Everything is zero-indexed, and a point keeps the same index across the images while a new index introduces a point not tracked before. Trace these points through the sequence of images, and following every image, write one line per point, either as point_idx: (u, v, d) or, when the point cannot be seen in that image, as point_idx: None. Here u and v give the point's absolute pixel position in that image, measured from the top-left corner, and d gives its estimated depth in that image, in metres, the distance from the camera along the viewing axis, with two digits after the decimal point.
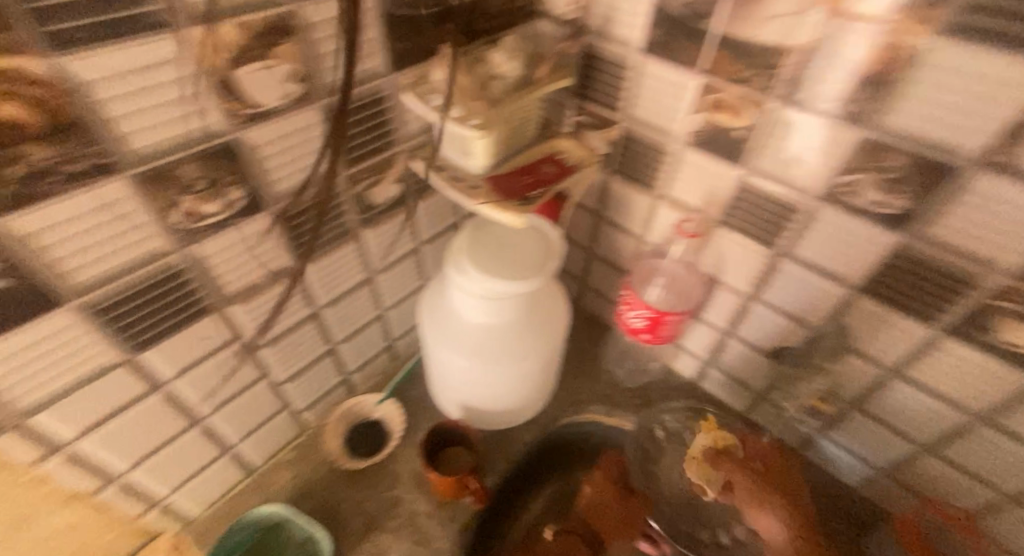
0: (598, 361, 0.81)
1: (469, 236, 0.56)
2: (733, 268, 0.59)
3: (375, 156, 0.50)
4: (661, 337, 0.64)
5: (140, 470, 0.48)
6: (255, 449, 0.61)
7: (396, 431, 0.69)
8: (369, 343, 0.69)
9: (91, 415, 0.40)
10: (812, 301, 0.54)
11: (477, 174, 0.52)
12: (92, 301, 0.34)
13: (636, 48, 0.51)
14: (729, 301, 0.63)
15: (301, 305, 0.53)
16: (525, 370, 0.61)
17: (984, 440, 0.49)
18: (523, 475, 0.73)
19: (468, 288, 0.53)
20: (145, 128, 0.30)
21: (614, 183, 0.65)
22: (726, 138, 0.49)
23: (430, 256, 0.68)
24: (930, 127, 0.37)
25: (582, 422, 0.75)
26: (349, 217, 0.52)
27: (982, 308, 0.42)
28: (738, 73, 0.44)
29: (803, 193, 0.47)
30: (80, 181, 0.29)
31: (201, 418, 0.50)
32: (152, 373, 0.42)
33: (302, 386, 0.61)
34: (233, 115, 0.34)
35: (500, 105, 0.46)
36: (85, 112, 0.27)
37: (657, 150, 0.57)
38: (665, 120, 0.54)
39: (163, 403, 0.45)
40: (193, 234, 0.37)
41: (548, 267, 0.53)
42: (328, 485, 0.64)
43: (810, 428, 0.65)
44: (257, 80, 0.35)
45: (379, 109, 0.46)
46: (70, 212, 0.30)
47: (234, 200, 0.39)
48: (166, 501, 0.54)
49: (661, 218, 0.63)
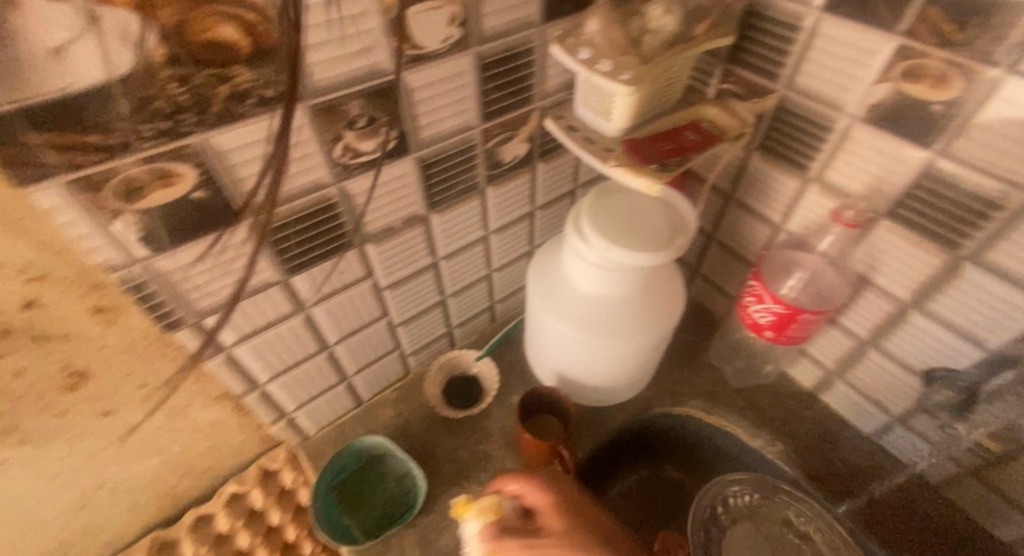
0: (703, 353, 0.76)
1: (595, 202, 0.54)
2: (892, 269, 0.51)
3: (511, 111, 0.49)
4: (790, 337, 0.58)
5: (276, 383, 0.53)
6: (365, 383, 0.66)
7: (491, 390, 0.70)
8: (474, 301, 0.70)
9: (247, 324, 0.44)
10: (998, 319, 0.45)
11: (612, 138, 0.49)
12: (263, 220, 0.37)
13: (815, 5, 0.44)
14: (878, 307, 0.55)
15: (424, 254, 0.55)
16: (632, 349, 0.58)
17: None
18: (611, 457, 0.71)
19: (588, 255, 0.52)
20: (324, 61, 0.32)
21: (755, 162, 0.59)
22: (917, 114, 0.42)
23: (545, 221, 0.67)
24: None
25: (678, 414, 0.71)
26: (478, 172, 0.52)
27: None
28: (950, 36, 0.37)
29: (1014, 187, 0.39)
30: (269, 106, 0.31)
31: (329, 344, 0.55)
32: (298, 296, 0.46)
33: (412, 332, 0.64)
34: (397, 55, 0.35)
35: (652, 60, 0.43)
36: (282, 39, 0.29)
37: (818, 126, 0.50)
38: (836, 90, 0.47)
39: (302, 327, 0.49)
40: (348, 169, 0.39)
41: (677, 243, 0.50)
42: (426, 427, 0.68)
43: (959, 466, 0.56)
44: (423, 21, 0.35)
45: (523, 62, 0.46)
46: (258, 135, 0.32)
47: (387, 141, 0.40)
48: (291, 415, 0.60)
49: (807, 204, 0.56)
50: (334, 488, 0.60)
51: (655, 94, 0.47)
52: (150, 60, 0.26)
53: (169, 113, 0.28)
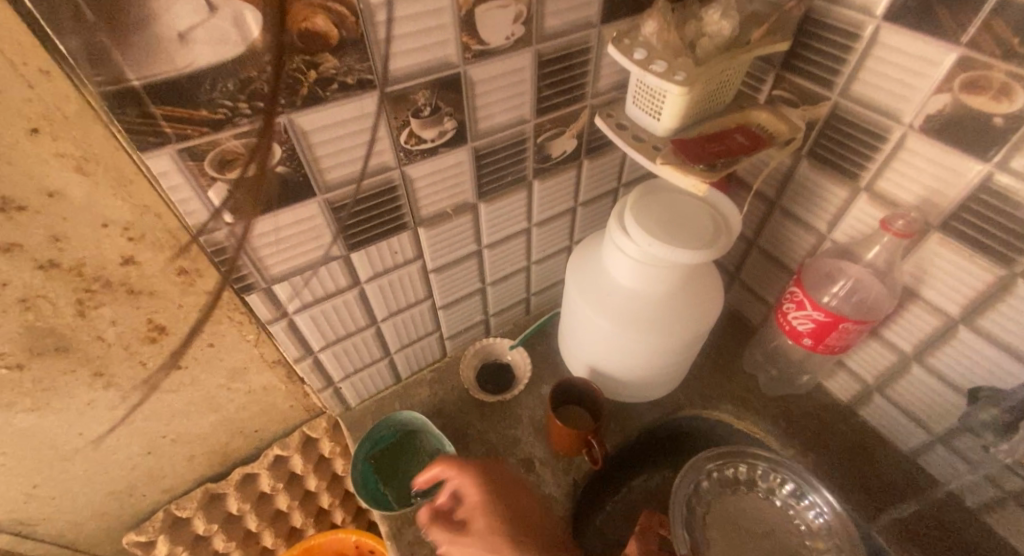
0: (736, 359, 0.75)
1: (639, 199, 0.55)
2: (941, 283, 0.50)
3: (563, 108, 0.51)
4: (829, 346, 0.57)
5: (327, 352, 0.57)
6: (404, 362, 0.69)
7: (524, 378, 0.72)
8: (512, 291, 0.72)
9: (307, 294, 0.48)
10: None
11: (662, 136, 0.51)
12: (333, 198, 0.41)
13: (875, 13, 0.45)
14: (925, 321, 0.54)
15: (470, 241, 0.57)
16: (666, 347, 0.59)
17: None
18: (636, 453, 0.72)
19: (629, 249, 0.53)
20: (401, 53, 0.35)
21: (803, 169, 0.59)
22: (976, 126, 0.42)
23: (586, 217, 0.69)
24: None
25: (708, 416, 0.72)
26: (527, 165, 0.54)
27: None
28: (1017, 48, 0.37)
29: None
30: (349, 93, 0.35)
31: (377, 320, 0.58)
32: (354, 271, 0.49)
33: (452, 316, 0.67)
34: (465, 50, 0.38)
35: (706, 63, 0.44)
36: (366, 32, 0.32)
37: (871, 135, 0.50)
38: (893, 100, 0.47)
39: (354, 302, 0.53)
40: (412, 154, 0.42)
41: (719, 243, 0.51)
42: (458, 409, 0.70)
43: (1000, 489, 0.55)
44: (491, 20, 0.38)
45: (579, 62, 0.48)
46: (338, 118, 0.36)
47: (447, 131, 0.43)
48: (336, 386, 0.64)
49: (855, 214, 0.56)
50: (371, 457, 0.64)
51: (707, 96, 0.48)
52: (255, 46, 0.29)
53: (264, 94, 0.32)
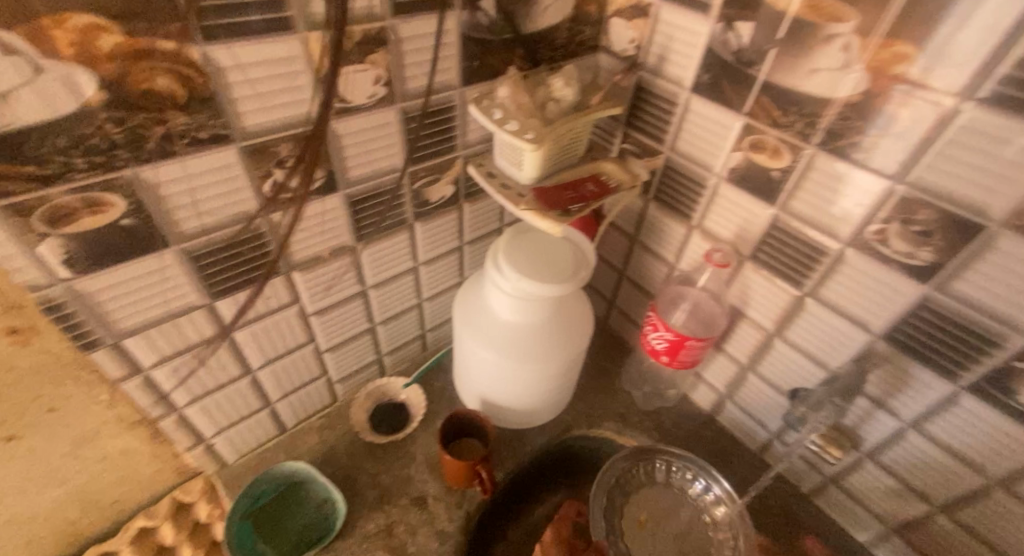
0: (616, 380, 0.82)
1: (511, 240, 0.60)
2: (759, 302, 0.60)
3: (435, 157, 0.55)
4: (681, 362, 0.65)
5: (195, 407, 0.54)
6: (289, 410, 0.66)
7: (418, 416, 0.72)
8: (402, 330, 0.72)
9: (168, 346, 0.46)
10: (835, 344, 0.55)
11: (525, 184, 0.56)
12: (191, 247, 0.41)
13: (685, 86, 0.55)
14: (752, 335, 0.64)
15: (353, 282, 0.58)
16: (546, 373, 0.63)
17: (1000, 505, 0.48)
18: (531, 480, 0.74)
19: (504, 285, 0.57)
20: (259, 111, 0.37)
21: (651, 210, 0.68)
22: (762, 177, 0.52)
23: (472, 256, 0.72)
24: (963, 187, 0.39)
25: (595, 436, 0.76)
26: (406, 209, 0.57)
27: (1003, 368, 0.43)
28: (779, 118, 0.48)
29: (833, 237, 0.49)
30: (201, 147, 0.36)
31: (253, 368, 0.56)
32: (222, 319, 0.48)
33: (339, 359, 0.67)
34: (326, 107, 0.41)
35: (552, 124, 0.50)
36: (216, 92, 0.34)
37: (694, 182, 0.60)
38: (704, 155, 0.57)
39: (225, 350, 0.51)
40: (276, 203, 0.44)
41: (580, 276, 0.57)
42: (350, 454, 0.68)
43: (822, 474, 0.64)
44: (351, 81, 0.41)
45: (445, 117, 0.52)
46: (190, 170, 0.36)
47: (314, 179, 0.45)
48: (209, 442, 0.60)
49: (693, 247, 0.65)
50: (250, 515, 0.60)
51: (559, 150, 0.55)
52: (90, 104, 0.30)
53: (103, 149, 0.32)
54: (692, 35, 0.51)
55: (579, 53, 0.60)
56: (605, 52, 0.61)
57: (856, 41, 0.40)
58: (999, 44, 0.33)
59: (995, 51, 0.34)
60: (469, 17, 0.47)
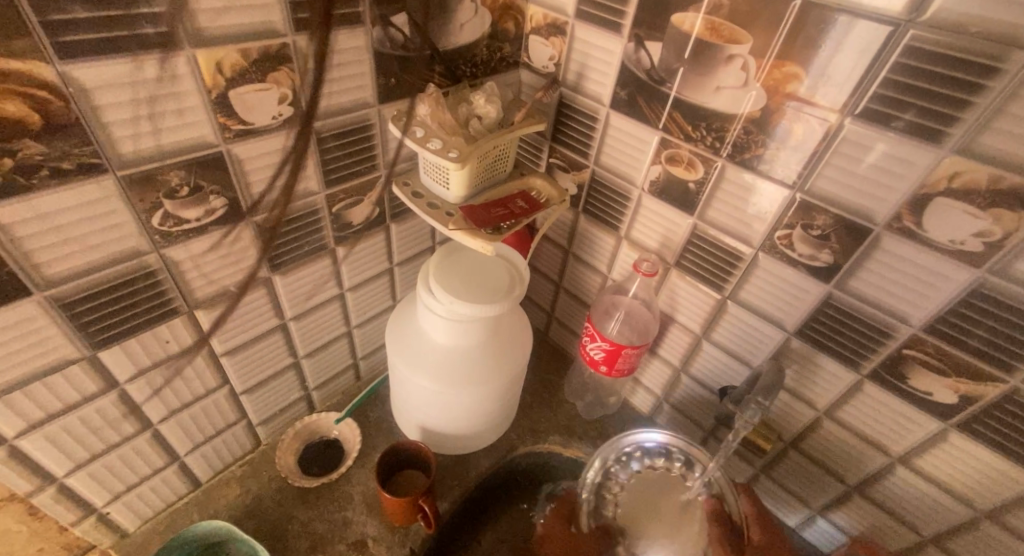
0: (558, 392, 0.80)
1: (442, 261, 0.58)
2: (686, 307, 0.63)
3: (355, 178, 0.52)
4: (619, 371, 0.66)
5: (79, 475, 0.47)
6: (202, 462, 0.60)
7: (352, 452, 0.67)
8: (332, 361, 0.68)
9: (35, 411, 0.40)
10: (754, 342, 0.58)
11: (453, 203, 0.54)
12: (61, 294, 0.37)
13: (603, 102, 0.56)
14: (682, 339, 0.66)
15: (269, 316, 0.54)
16: (488, 395, 0.61)
17: (905, 481, 0.53)
18: (476, 505, 0.70)
19: (437, 308, 0.55)
20: (138, 137, 0.34)
21: (581, 222, 0.69)
22: (680, 189, 0.54)
23: (404, 278, 0.68)
24: (851, 194, 0.43)
25: (541, 451, 0.74)
26: (326, 234, 0.53)
27: (898, 356, 0.47)
28: (691, 133, 0.50)
29: (747, 243, 0.52)
30: (66, 179, 0.32)
31: (154, 423, 0.50)
32: (108, 373, 0.43)
33: (260, 399, 0.61)
34: (224, 129, 0.38)
35: (476, 141, 0.49)
36: (81, 117, 0.31)
37: (618, 194, 0.61)
38: (626, 168, 0.59)
39: (114, 404, 0.45)
40: (170, 237, 0.40)
41: (514, 293, 0.56)
42: (276, 503, 0.62)
43: (754, 467, 0.67)
44: (250, 100, 0.38)
45: (363, 136, 0.50)
46: (53, 208, 0.33)
47: (215, 210, 0.41)
48: (103, 510, 0.53)
49: (622, 257, 0.66)
50: None
51: (485, 167, 0.54)
52: None
53: None
54: (606, 53, 0.52)
55: (500, 70, 0.60)
56: (525, 69, 0.61)
57: (753, 62, 0.42)
58: (870, 68, 0.37)
59: (868, 74, 0.37)
60: (381, 33, 0.45)
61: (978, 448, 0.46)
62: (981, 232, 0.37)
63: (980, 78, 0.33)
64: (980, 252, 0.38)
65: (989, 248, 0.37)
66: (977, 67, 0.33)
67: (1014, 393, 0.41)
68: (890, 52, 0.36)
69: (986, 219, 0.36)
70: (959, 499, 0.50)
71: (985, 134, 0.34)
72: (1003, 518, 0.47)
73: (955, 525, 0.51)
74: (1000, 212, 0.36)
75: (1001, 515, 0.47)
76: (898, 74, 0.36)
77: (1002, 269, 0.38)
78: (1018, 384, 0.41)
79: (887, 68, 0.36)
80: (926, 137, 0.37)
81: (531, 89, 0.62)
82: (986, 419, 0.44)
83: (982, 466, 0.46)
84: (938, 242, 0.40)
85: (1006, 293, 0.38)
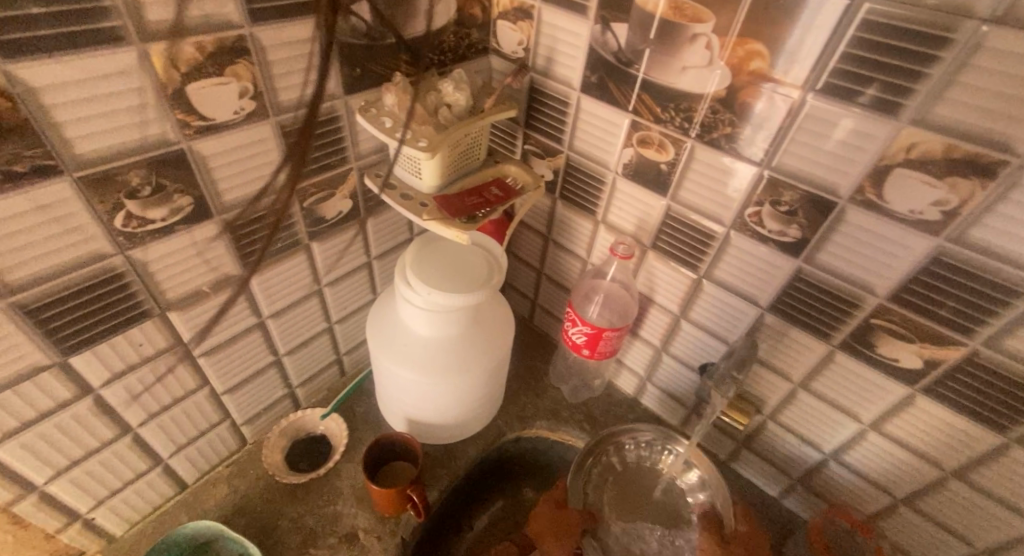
0: (544, 377, 0.81)
1: (419, 253, 0.58)
2: (664, 288, 0.63)
3: (327, 172, 0.52)
4: (601, 353, 0.66)
5: (59, 482, 0.47)
6: (186, 464, 0.60)
7: (340, 446, 0.67)
8: (315, 357, 0.67)
9: (6, 421, 0.40)
10: (730, 319, 0.59)
11: (427, 193, 0.54)
12: (25, 300, 0.36)
13: (574, 86, 0.56)
14: (661, 319, 0.67)
15: (246, 314, 0.54)
16: (472, 384, 0.61)
17: (877, 446, 0.54)
18: (466, 492, 0.71)
19: (416, 300, 0.55)
20: (92, 136, 0.33)
21: (558, 208, 0.69)
22: (653, 170, 0.55)
23: (383, 271, 0.68)
24: (816, 169, 0.43)
25: (529, 437, 0.75)
26: (298, 229, 0.53)
27: (865, 326, 0.48)
28: (660, 114, 0.50)
29: (719, 221, 0.53)
30: (19, 182, 0.32)
31: (133, 427, 0.50)
32: (82, 378, 0.43)
33: (243, 398, 0.60)
34: (184, 126, 0.38)
35: (446, 129, 0.49)
36: (31, 118, 0.30)
37: (593, 178, 0.62)
38: (599, 152, 0.59)
39: (90, 410, 0.45)
40: (136, 238, 0.40)
41: (492, 281, 0.56)
42: (265, 501, 0.62)
43: (736, 441, 0.69)
44: (209, 95, 0.38)
45: (331, 129, 0.49)
46: (6, 212, 0.32)
47: (180, 208, 0.41)
48: (88, 517, 0.52)
49: (600, 241, 0.67)
50: None
51: (457, 155, 0.54)
52: None
53: None
54: (574, 36, 0.52)
55: (469, 57, 0.59)
56: (495, 55, 0.61)
57: (716, 40, 0.43)
58: (828, 43, 0.37)
59: (827, 48, 0.38)
60: (343, 22, 0.44)
61: (944, 410, 0.47)
62: (939, 201, 0.38)
63: (931, 49, 0.34)
64: (939, 221, 0.39)
65: (947, 216, 0.38)
66: (930, 38, 0.34)
67: (975, 355, 0.43)
68: (846, 27, 0.36)
69: (943, 187, 0.37)
70: (929, 461, 0.51)
71: (939, 104, 0.35)
72: (970, 477, 0.49)
73: (926, 486, 0.53)
74: (956, 180, 0.37)
75: (966, 473, 0.49)
76: (854, 48, 0.37)
77: (960, 236, 0.39)
78: (978, 346, 0.42)
79: (844, 43, 0.37)
80: (883, 109, 0.37)
81: (501, 75, 0.61)
82: (950, 382, 0.45)
83: (948, 427, 0.48)
84: (900, 213, 0.41)
85: (965, 259, 0.39)
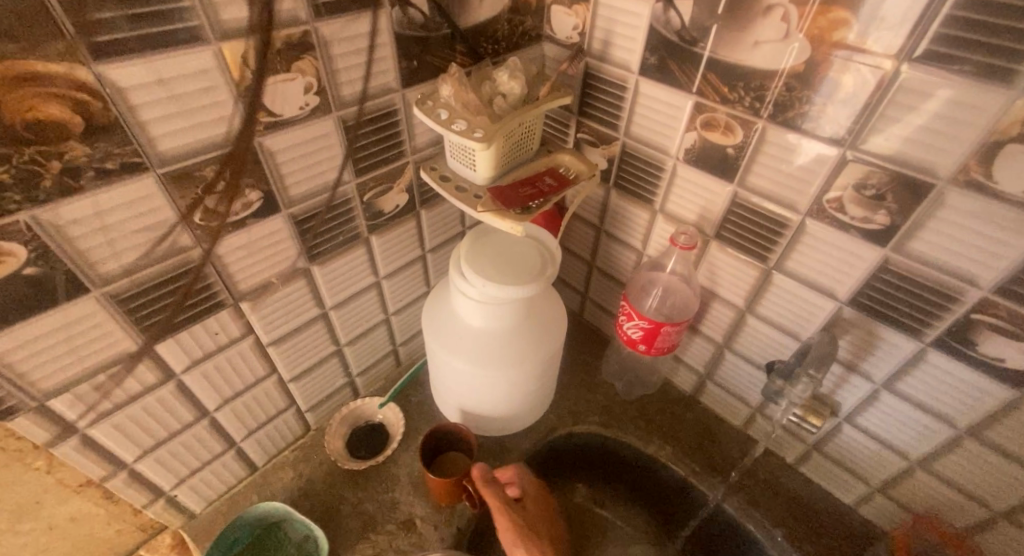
0: (596, 373, 0.79)
1: (474, 245, 0.58)
2: (728, 280, 0.60)
3: (385, 166, 0.53)
4: (659, 349, 0.64)
5: (147, 460, 0.50)
6: (256, 447, 0.63)
7: (396, 436, 0.68)
8: (373, 347, 0.69)
9: (102, 403, 0.43)
10: (804, 313, 0.55)
11: (481, 185, 0.54)
12: (117, 290, 0.39)
13: (632, 69, 0.53)
14: (724, 313, 0.63)
15: (310, 306, 0.55)
16: (524, 377, 0.61)
17: (973, 454, 0.49)
18: None
19: (470, 291, 0.55)
20: (172, 134, 0.35)
21: (613, 198, 0.67)
22: (718, 155, 0.51)
23: (436, 264, 0.69)
24: (909, 148, 0.39)
25: (582, 433, 0.73)
26: (358, 223, 0.54)
27: (965, 322, 0.43)
28: (727, 94, 0.47)
29: (792, 208, 0.49)
30: (111, 178, 0.34)
31: (210, 411, 0.53)
32: (166, 365, 0.46)
33: (306, 387, 0.63)
34: (254, 122, 0.39)
35: (501, 119, 0.48)
36: (119, 117, 0.32)
37: (651, 166, 0.59)
38: (659, 137, 0.56)
39: (173, 394, 0.48)
40: (212, 232, 0.42)
41: (545, 273, 0.55)
42: (329, 485, 0.64)
43: (805, 443, 0.65)
44: (279, 91, 0.39)
45: (389, 123, 0.50)
46: (99, 208, 0.34)
47: (251, 203, 0.43)
48: (171, 494, 0.56)
49: (658, 232, 0.64)
50: None
51: (511, 145, 0.53)
52: None
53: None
54: (633, 17, 0.50)
55: (523, 44, 0.58)
56: (548, 42, 0.59)
57: (794, 11, 0.39)
58: (929, 5, 0.33)
59: (927, 11, 0.34)
60: (401, 14, 0.44)
61: None
62: None
63: None
64: None
65: None
66: None
67: None
68: None
69: None
70: None
71: None
72: None
73: None
74: None
75: None
76: (961, 9, 0.33)
77: None
78: None
79: (948, 3, 0.33)
80: (993, 77, 0.33)
81: (556, 62, 0.60)
82: None
83: None
84: (1011, 194, 0.36)
85: None
